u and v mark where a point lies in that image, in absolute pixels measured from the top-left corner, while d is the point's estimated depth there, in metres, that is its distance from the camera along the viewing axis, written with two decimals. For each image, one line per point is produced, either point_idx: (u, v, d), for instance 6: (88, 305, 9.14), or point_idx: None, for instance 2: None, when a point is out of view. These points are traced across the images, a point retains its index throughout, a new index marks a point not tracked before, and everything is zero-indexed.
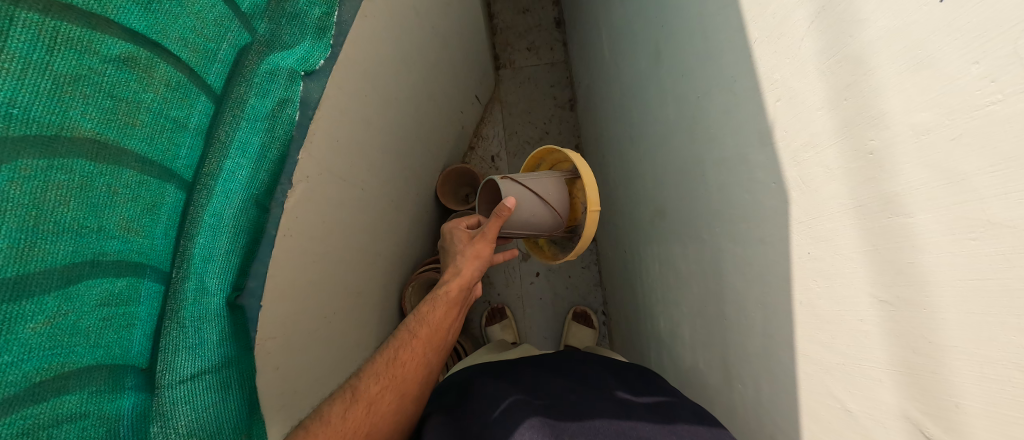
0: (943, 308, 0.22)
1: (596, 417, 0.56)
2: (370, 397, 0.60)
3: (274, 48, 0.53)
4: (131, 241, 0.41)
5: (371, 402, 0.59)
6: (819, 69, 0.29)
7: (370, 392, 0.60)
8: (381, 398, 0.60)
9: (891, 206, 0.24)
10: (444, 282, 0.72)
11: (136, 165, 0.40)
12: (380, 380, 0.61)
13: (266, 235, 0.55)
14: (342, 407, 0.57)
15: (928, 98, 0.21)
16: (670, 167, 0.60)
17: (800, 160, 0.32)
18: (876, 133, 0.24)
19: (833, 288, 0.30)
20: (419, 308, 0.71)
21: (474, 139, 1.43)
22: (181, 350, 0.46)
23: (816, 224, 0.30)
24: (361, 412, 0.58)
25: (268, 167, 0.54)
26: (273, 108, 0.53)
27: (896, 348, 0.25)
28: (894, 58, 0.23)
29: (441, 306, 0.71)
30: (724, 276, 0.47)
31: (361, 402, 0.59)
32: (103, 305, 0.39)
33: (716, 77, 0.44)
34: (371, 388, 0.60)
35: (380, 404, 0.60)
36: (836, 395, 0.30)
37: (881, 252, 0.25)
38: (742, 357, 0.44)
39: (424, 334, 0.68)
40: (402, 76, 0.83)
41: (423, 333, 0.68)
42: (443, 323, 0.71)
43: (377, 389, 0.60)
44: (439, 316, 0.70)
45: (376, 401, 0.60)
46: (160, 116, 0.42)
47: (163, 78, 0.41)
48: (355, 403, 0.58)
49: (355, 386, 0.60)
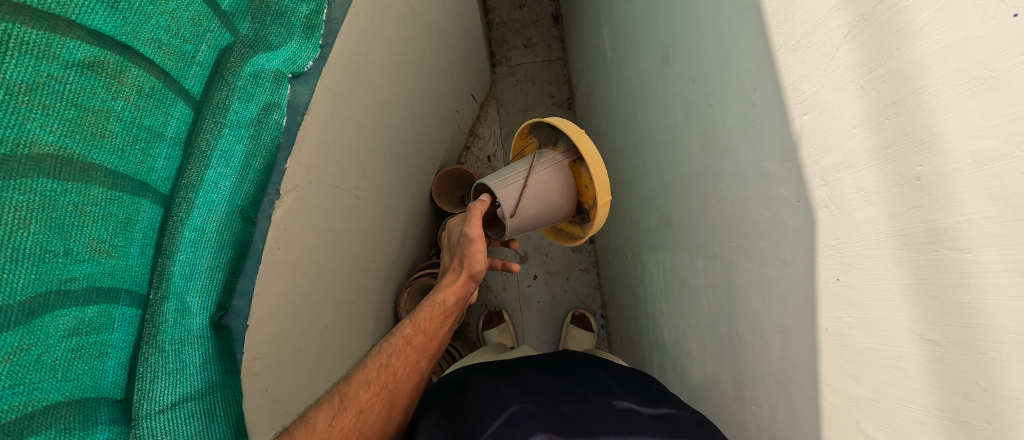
0: (1002, 355, 0.19)
1: (597, 427, 0.55)
2: (359, 405, 0.57)
3: (258, 48, 0.48)
4: (102, 263, 0.38)
5: (361, 411, 0.57)
6: (857, 84, 0.26)
7: (359, 401, 0.57)
8: (370, 407, 0.58)
9: (945, 239, 0.22)
10: (442, 290, 0.69)
11: (106, 181, 0.37)
12: (370, 387, 0.59)
13: (252, 249, 0.52)
14: (330, 413, 0.55)
15: (993, 124, 0.18)
16: (678, 176, 0.58)
17: (829, 180, 0.30)
18: (926, 158, 0.22)
19: (866, 319, 0.28)
20: (414, 313, 0.68)
21: (471, 138, 1.39)
22: (160, 377, 0.43)
23: (848, 249, 0.28)
24: (349, 421, 0.55)
25: (254, 176, 0.51)
26: (258, 113, 0.50)
27: (943, 392, 0.23)
28: (953, 77, 0.20)
29: (438, 314, 0.68)
30: (738, 293, 0.45)
31: (350, 410, 0.56)
32: (71, 335, 0.36)
33: (731, 84, 0.41)
34: (361, 395, 0.58)
35: (369, 412, 0.58)
36: (867, 431, 0.29)
37: (927, 287, 0.23)
38: (756, 377, 0.42)
39: (419, 342, 0.65)
40: (396, 75, 0.79)
41: (418, 341, 0.65)
42: (437, 332, 0.68)
43: (366, 397, 0.58)
44: (435, 324, 0.68)
45: (365, 409, 0.57)
46: (132, 126, 0.38)
47: (134, 84, 0.38)
48: (344, 411, 0.56)
49: (344, 392, 0.57)
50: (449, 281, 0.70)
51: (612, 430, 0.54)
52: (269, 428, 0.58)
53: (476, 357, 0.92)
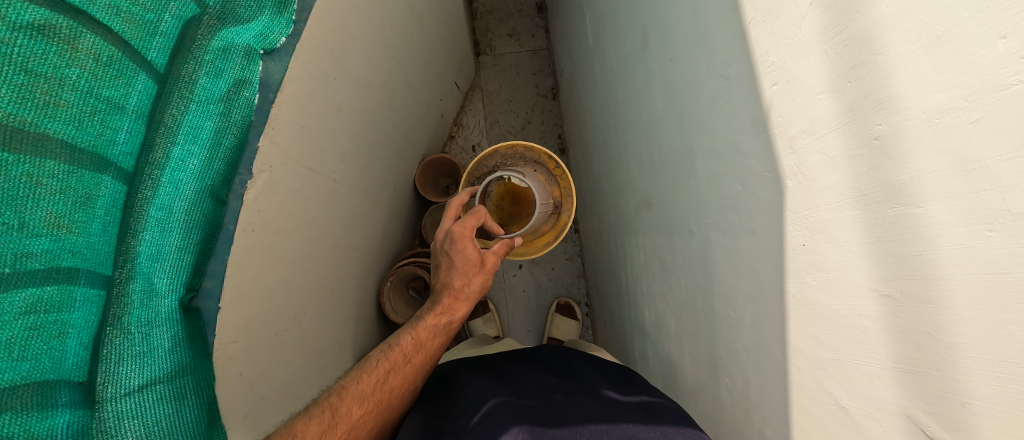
0: (953, 305, 0.20)
1: (585, 421, 0.54)
2: (351, 422, 0.55)
3: (227, 22, 0.47)
4: (62, 240, 0.36)
5: (351, 428, 0.55)
6: (822, 51, 0.27)
7: (351, 418, 0.56)
8: (362, 424, 0.57)
9: (899, 196, 0.22)
10: (447, 308, 0.69)
11: (63, 153, 0.35)
12: (364, 404, 0.58)
13: (224, 230, 0.50)
14: (319, 428, 0.52)
15: (946, 78, 0.19)
16: (657, 158, 0.59)
17: (796, 148, 0.30)
18: (884, 118, 0.23)
19: (830, 282, 0.29)
20: (416, 329, 0.67)
21: (455, 128, 1.37)
22: (126, 359, 0.41)
23: (813, 214, 0.29)
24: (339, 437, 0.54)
25: (226, 155, 0.48)
26: (228, 90, 0.48)
27: (897, 345, 0.24)
28: (909, 36, 0.21)
29: (440, 333, 0.69)
30: (713, 268, 0.46)
31: (341, 426, 0.54)
32: (28, 313, 0.34)
33: (705, 60, 0.42)
34: (353, 411, 0.56)
35: (359, 429, 0.56)
36: (831, 391, 0.30)
37: (885, 246, 0.24)
38: (730, 350, 0.44)
39: (417, 360, 0.65)
40: (374, 58, 0.77)
41: (417, 359, 0.65)
42: (437, 349, 0.69)
43: (358, 414, 0.57)
44: (435, 342, 0.68)
45: (356, 427, 0.56)
46: (90, 96, 0.36)
47: (90, 52, 0.35)
48: (334, 427, 0.54)
49: (335, 407, 0.55)
50: (452, 301, 0.69)
51: (596, 429, 0.53)
52: (245, 415, 0.56)
53: (460, 350, 0.91)
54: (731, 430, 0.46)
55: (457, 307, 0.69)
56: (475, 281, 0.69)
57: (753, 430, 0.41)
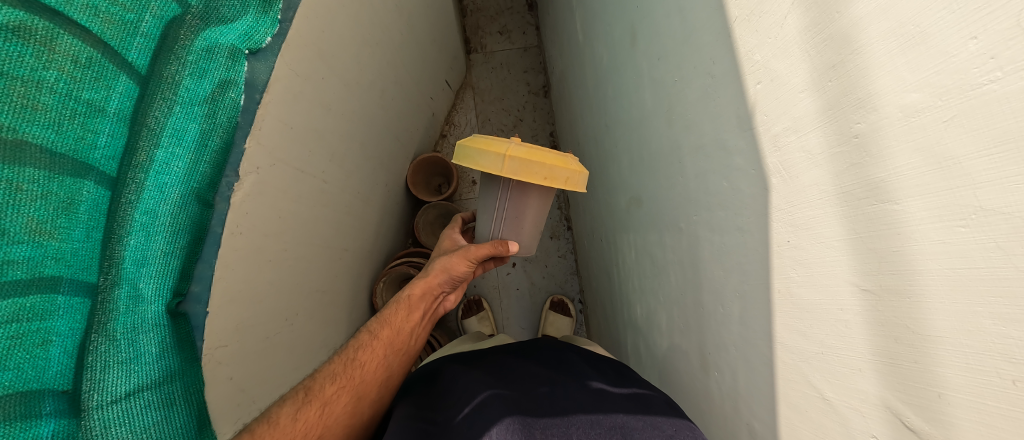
0: (931, 296, 0.21)
1: (575, 412, 0.54)
2: (325, 398, 0.56)
3: (210, 22, 0.46)
4: (44, 245, 0.35)
5: (326, 404, 0.56)
6: (802, 50, 0.27)
7: (325, 393, 0.56)
8: (336, 399, 0.57)
9: (878, 193, 0.23)
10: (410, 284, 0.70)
11: (43, 158, 0.34)
12: (337, 380, 0.58)
13: (210, 234, 0.49)
14: (293, 407, 0.54)
15: (920, 78, 0.19)
16: (646, 155, 0.59)
17: (780, 146, 0.31)
18: (863, 116, 0.23)
19: (813, 277, 0.29)
20: (384, 309, 0.69)
21: (446, 127, 1.36)
22: (112, 367, 0.40)
23: (796, 211, 0.30)
24: (313, 413, 0.54)
25: (211, 157, 0.47)
26: (212, 91, 0.47)
27: (878, 338, 0.24)
28: (886, 35, 0.21)
29: (404, 310, 0.68)
30: (702, 264, 0.46)
31: (314, 403, 0.55)
32: (9, 321, 0.33)
33: (692, 58, 0.42)
34: (326, 387, 0.57)
35: (335, 405, 0.56)
36: (815, 384, 0.30)
37: (864, 241, 0.24)
38: (718, 344, 0.44)
39: (385, 335, 0.65)
40: (363, 57, 0.76)
41: (383, 334, 0.65)
42: (406, 327, 0.67)
43: (332, 390, 0.57)
44: (400, 318, 0.67)
45: (330, 402, 0.56)
46: (69, 99, 0.35)
47: (67, 54, 0.34)
48: (308, 404, 0.55)
49: (309, 387, 0.57)
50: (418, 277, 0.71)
51: (587, 418, 0.53)
52: (236, 419, 0.56)
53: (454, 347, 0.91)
54: (720, 422, 0.46)
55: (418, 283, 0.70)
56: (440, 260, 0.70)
57: (742, 423, 0.42)
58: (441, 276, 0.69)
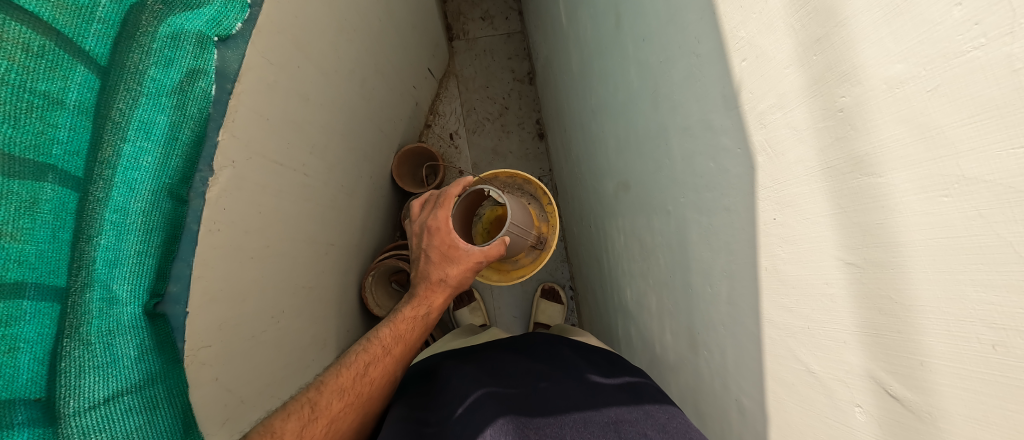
0: (914, 267, 0.21)
1: (572, 410, 0.55)
2: (331, 415, 0.55)
3: (174, 6, 0.43)
4: (6, 248, 0.33)
5: (332, 421, 0.55)
6: (787, 25, 0.27)
7: (331, 410, 0.55)
8: (343, 416, 0.56)
9: (861, 166, 0.23)
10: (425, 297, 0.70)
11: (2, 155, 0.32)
12: (343, 396, 0.57)
13: (187, 231, 0.47)
14: (299, 423, 0.52)
15: (905, 47, 0.19)
16: (633, 139, 0.59)
17: (766, 123, 0.31)
18: (848, 89, 0.23)
19: (799, 253, 0.30)
20: (394, 321, 0.68)
21: (431, 117, 1.34)
22: (87, 372, 0.38)
23: (783, 189, 0.30)
24: (320, 431, 0.53)
25: (183, 151, 0.45)
26: (181, 81, 0.44)
27: (863, 310, 0.25)
28: (870, 6, 0.20)
29: (420, 324, 0.69)
30: (690, 245, 0.47)
31: (321, 420, 0.54)
32: None
33: (677, 37, 0.42)
34: (333, 404, 0.56)
35: (341, 422, 0.56)
36: (802, 358, 0.31)
37: (850, 216, 0.24)
38: (707, 323, 0.45)
39: (398, 352, 0.65)
40: (339, 44, 0.73)
41: (396, 350, 0.65)
42: (416, 342, 0.69)
43: (339, 407, 0.56)
44: (414, 333, 0.68)
45: (337, 420, 0.55)
46: (23, 91, 0.33)
47: (18, 41, 0.32)
48: (314, 421, 0.53)
49: (315, 401, 0.55)
50: (430, 289, 0.70)
51: (580, 417, 0.53)
52: (224, 420, 0.55)
53: (448, 342, 0.90)
54: (711, 401, 0.47)
55: (433, 297, 0.70)
56: (449, 273, 0.68)
57: (730, 400, 0.42)
58: (456, 289, 0.71)
